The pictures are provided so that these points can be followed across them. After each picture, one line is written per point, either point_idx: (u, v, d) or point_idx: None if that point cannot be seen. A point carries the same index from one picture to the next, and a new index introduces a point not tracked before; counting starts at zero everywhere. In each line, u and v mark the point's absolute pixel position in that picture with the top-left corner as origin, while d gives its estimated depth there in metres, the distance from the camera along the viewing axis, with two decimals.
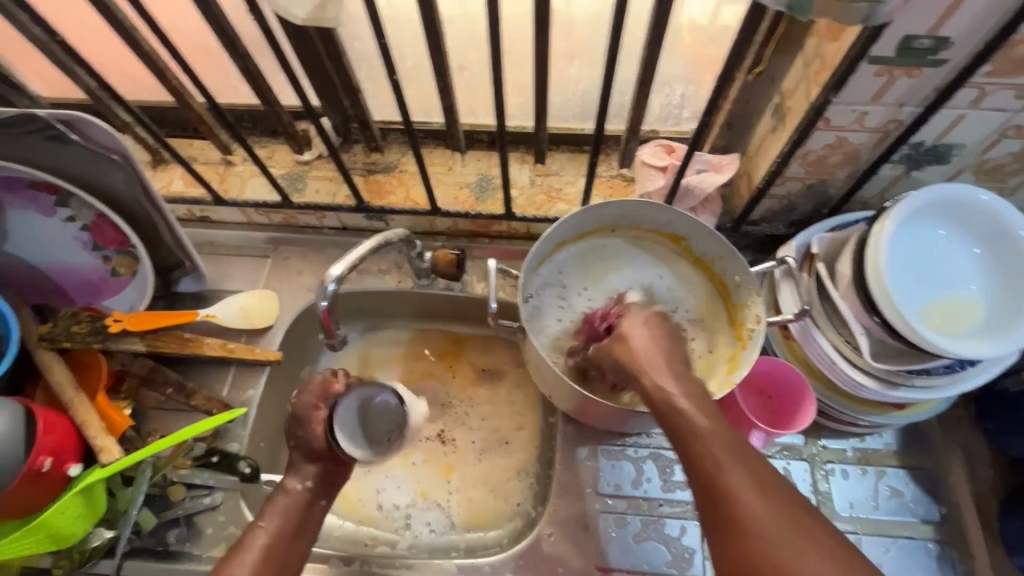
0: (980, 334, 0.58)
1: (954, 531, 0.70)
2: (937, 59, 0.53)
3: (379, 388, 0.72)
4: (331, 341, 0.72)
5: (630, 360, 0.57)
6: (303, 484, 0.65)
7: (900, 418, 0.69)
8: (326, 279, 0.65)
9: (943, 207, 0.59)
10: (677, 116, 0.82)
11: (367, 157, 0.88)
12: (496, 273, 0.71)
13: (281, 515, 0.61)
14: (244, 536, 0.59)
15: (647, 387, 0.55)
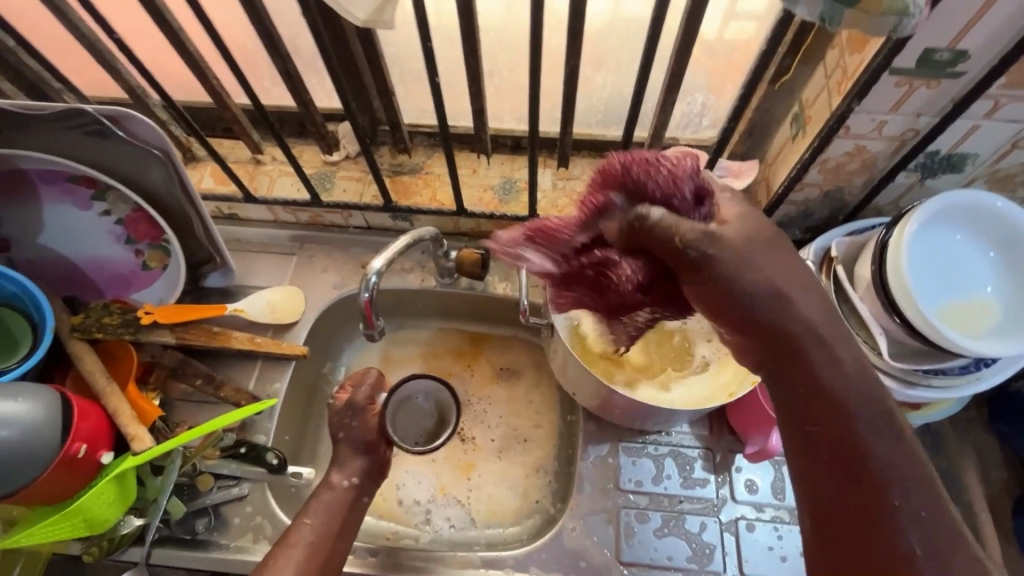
0: (996, 334, 0.60)
1: (968, 531, 0.72)
2: (955, 71, 0.56)
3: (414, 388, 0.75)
4: (371, 332, 0.72)
5: (785, 297, 0.44)
6: (349, 480, 0.68)
7: (916, 419, 0.71)
8: (368, 270, 0.67)
9: (959, 212, 0.62)
10: (696, 124, 0.85)
11: (394, 158, 0.90)
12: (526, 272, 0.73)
13: (326, 512, 0.65)
14: (290, 531, 0.62)
15: (800, 334, 0.43)
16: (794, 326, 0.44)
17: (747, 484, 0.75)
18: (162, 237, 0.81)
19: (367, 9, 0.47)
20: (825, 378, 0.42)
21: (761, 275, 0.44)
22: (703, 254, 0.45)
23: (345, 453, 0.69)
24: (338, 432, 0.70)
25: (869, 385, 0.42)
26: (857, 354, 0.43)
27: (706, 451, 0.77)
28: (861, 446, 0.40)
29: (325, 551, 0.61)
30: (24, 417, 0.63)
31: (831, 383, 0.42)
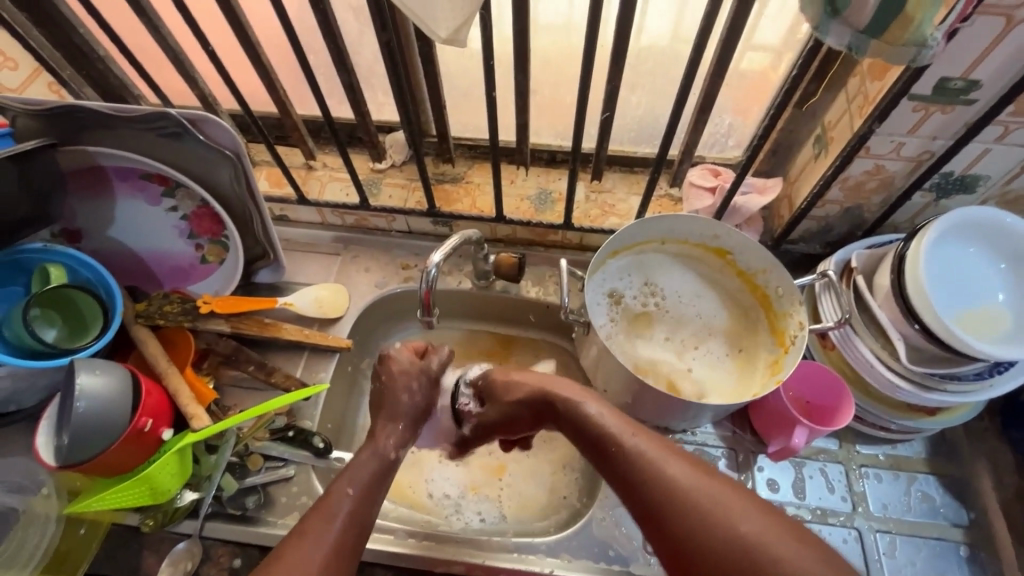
0: (1010, 342, 0.65)
1: (982, 535, 0.75)
2: (968, 99, 0.62)
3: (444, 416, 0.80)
4: (427, 320, 0.77)
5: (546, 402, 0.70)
6: (392, 448, 0.68)
7: (932, 423, 0.75)
8: (428, 264, 0.72)
9: (974, 227, 0.67)
10: (722, 143, 0.91)
11: (437, 168, 0.97)
12: (568, 271, 0.77)
13: (366, 475, 0.64)
14: (329, 493, 0.61)
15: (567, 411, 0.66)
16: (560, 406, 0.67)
17: (769, 483, 0.78)
18: (223, 233, 0.87)
19: (449, 27, 0.53)
20: (598, 433, 0.62)
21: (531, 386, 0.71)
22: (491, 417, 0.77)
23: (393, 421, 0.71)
24: (402, 394, 0.73)
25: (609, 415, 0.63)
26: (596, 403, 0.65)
27: (729, 450, 0.81)
28: (621, 455, 0.59)
29: (361, 513, 0.60)
30: (100, 392, 0.68)
31: (605, 434, 0.61)
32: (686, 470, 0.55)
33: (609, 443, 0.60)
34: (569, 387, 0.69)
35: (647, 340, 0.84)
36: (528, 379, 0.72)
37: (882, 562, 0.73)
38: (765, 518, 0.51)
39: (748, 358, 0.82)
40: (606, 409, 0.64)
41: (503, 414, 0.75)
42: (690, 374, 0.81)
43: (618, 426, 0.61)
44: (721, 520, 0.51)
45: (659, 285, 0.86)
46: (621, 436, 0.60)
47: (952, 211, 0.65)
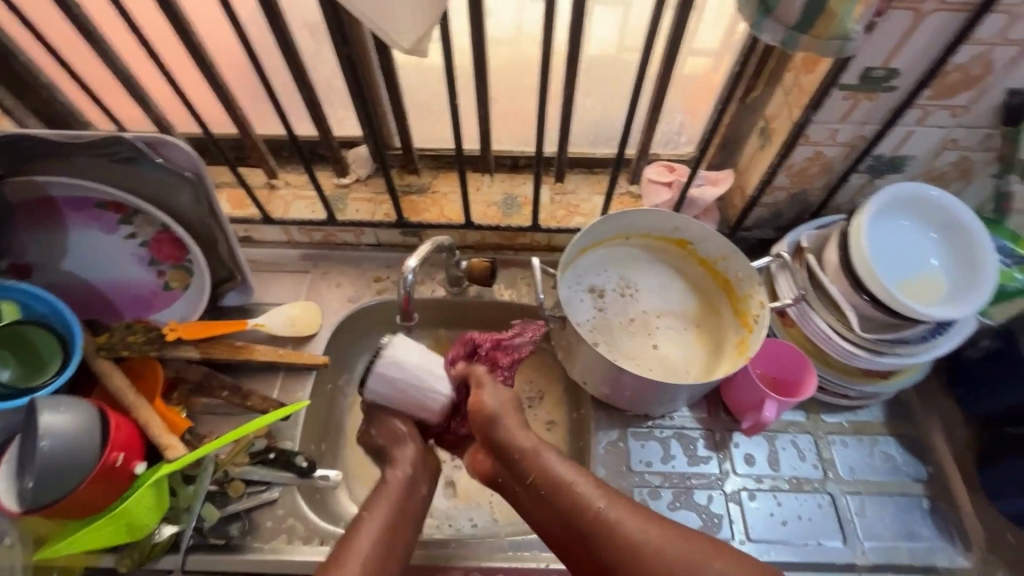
0: (949, 302, 0.70)
1: (941, 487, 0.80)
2: (890, 86, 0.68)
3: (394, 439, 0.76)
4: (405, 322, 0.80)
5: (500, 416, 0.70)
6: (404, 470, 0.73)
7: (887, 387, 0.81)
8: (406, 271, 0.73)
9: (905, 200, 0.72)
10: (676, 141, 0.96)
11: (403, 179, 0.98)
12: (540, 270, 0.79)
13: (387, 507, 0.69)
14: (350, 528, 0.67)
15: (529, 467, 0.68)
16: (522, 463, 0.68)
17: (746, 458, 0.82)
18: (186, 257, 0.85)
19: (411, 38, 0.55)
20: (559, 493, 0.66)
21: (499, 398, 0.71)
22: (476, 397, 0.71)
23: (398, 446, 0.75)
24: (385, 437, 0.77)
25: (559, 473, 0.67)
26: (551, 464, 0.68)
27: (706, 430, 0.84)
28: (587, 520, 0.64)
29: (387, 534, 0.67)
30: (63, 429, 0.64)
31: (567, 500, 0.65)
32: (654, 530, 0.63)
33: (571, 506, 0.65)
34: (528, 437, 0.70)
35: (619, 330, 0.86)
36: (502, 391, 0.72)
37: (856, 522, 0.78)
38: (713, 551, 0.62)
39: (717, 342, 0.86)
40: (563, 463, 0.68)
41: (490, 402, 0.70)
42: (663, 359, 0.85)
43: (573, 480, 0.66)
44: (669, 558, 0.61)
45: (627, 275, 0.90)
46: (589, 501, 0.65)
47: (886, 187, 0.70)
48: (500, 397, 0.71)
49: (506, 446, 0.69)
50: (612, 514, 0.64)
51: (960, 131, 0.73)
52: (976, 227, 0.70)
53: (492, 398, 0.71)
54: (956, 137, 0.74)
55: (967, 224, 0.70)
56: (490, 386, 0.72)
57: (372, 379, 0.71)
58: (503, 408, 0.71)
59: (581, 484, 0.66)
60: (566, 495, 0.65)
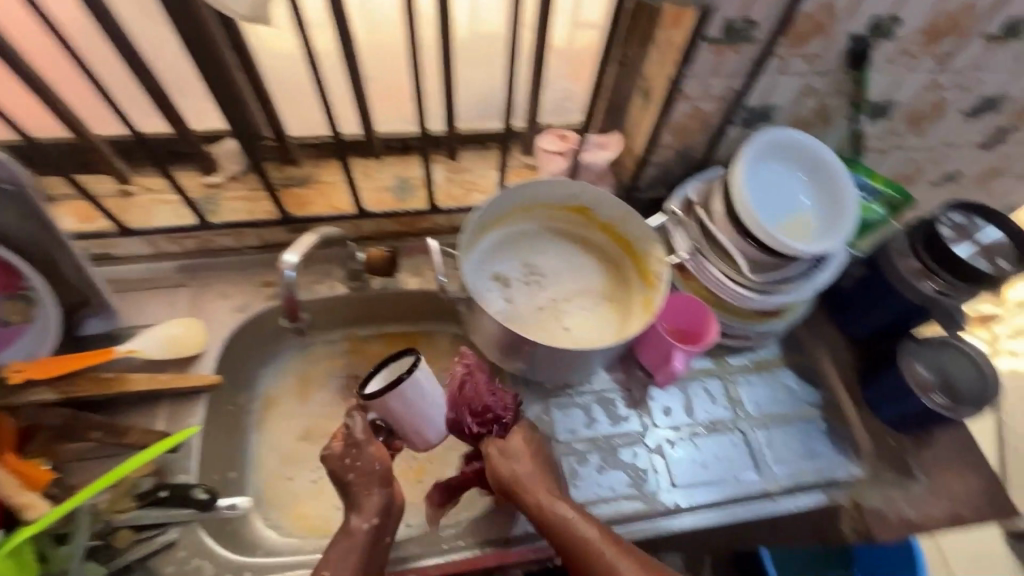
0: (821, 237, 0.75)
1: (835, 408, 0.87)
2: (750, 37, 0.71)
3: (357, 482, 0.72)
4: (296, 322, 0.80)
5: (517, 472, 0.72)
6: (370, 521, 0.69)
7: (779, 323, 0.87)
8: (284, 266, 0.71)
9: (774, 144, 0.75)
10: (566, 109, 0.93)
11: (281, 172, 0.90)
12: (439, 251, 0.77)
13: (352, 563, 0.66)
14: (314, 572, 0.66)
15: (540, 515, 0.69)
16: (538, 514, 0.70)
17: (663, 409, 0.85)
18: (23, 284, 0.73)
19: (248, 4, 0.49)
20: (571, 544, 0.67)
21: (518, 456, 0.73)
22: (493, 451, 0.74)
23: (363, 492, 0.71)
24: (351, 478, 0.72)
25: (570, 520, 0.68)
26: (566, 515, 0.69)
27: (624, 389, 0.86)
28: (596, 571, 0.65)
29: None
30: None
31: (571, 548, 0.67)
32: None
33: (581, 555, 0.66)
34: (545, 488, 0.71)
35: (528, 309, 0.86)
36: (525, 447, 0.75)
37: (766, 452, 0.83)
38: None
39: (625, 304, 0.88)
40: (574, 510, 0.69)
41: (507, 462, 0.73)
42: (575, 327, 0.85)
43: (585, 529, 0.67)
44: None
45: (532, 252, 0.90)
46: (601, 551, 0.66)
47: (756, 134, 0.72)
48: (523, 455, 0.74)
49: (523, 500, 0.71)
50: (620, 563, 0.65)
51: (816, 77, 0.79)
52: (842, 175, 0.74)
53: (508, 460, 0.73)
54: (812, 84, 0.80)
55: (835, 172, 0.75)
56: (507, 446, 0.74)
57: (397, 393, 0.72)
58: (523, 465, 0.73)
59: (585, 533, 0.67)
60: (570, 544, 0.67)
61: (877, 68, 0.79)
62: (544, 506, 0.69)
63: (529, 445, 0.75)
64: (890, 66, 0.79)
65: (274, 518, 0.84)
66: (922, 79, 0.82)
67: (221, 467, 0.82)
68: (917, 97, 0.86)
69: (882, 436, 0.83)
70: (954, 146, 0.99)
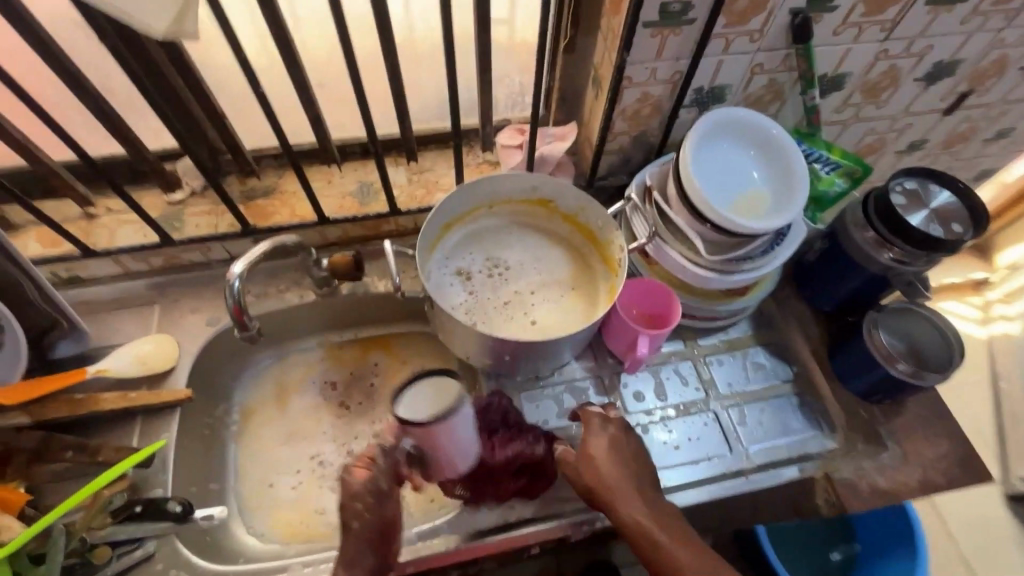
0: (774, 212, 0.74)
1: (807, 383, 0.87)
2: (689, 19, 0.71)
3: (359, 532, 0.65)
4: (246, 335, 0.75)
5: (593, 462, 0.70)
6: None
7: (746, 302, 0.87)
8: (229, 278, 0.69)
9: (722, 124, 0.75)
10: (521, 103, 0.95)
11: (243, 185, 0.91)
12: (394, 252, 0.75)
13: None
14: None
15: (614, 505, 0.67)
16: (611, 504, 0.67)
17: (635, 395, 0.85)
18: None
19: (164, 20, 0.50)
20: (645, 538, 0.65)
21: (599, 448, 0.71)
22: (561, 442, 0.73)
23: (358, 549, 0.65)
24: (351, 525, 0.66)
25: (646, 514, 0.66)
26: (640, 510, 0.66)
27: (595, 377, 0.86)
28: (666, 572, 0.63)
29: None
30: None
31: (640, 541, 0.65)
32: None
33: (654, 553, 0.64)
34: (623, 481, 0.68)
35: (492, 304, 0.86)
36: (610, 440, 0.72)
37: (739, 432, 0.83)
38: None
39: (591, 292, 0.88)
40: (648, 507, 0.67)
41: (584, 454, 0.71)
42: (540, 319, 0.86)
43: (657, 530, 0.65)
44: None
45: (497, 247, 0.91)
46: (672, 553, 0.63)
47: (700, 116, 0.72)
48: (604, 445, 0.71)
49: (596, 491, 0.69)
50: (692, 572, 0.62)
51: (762, 54, 0.79)
52: (795, 155, 0.74)
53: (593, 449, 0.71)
54: (760, 61, 0.80)
55: (788, 152, 0.74)
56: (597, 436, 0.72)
57: (446, 425, 0.64)
58: (602, 457, 0.70)
59: (657, 527, 0.65)
60: (641, 537, 0.65)
61: (823, 41, 0.79)
62: (618, 499, 0.67)
63: (618, 439, 0.72)
64: (836, 39, 0.79)
65: (256, 526, 0.85)
66: (871, 49, 0.83)
67: (200, 480, 0.83)
68: (869, 67, 0.86)
69: (854, 408, 0.83)
70: (915, 114, 0.99)
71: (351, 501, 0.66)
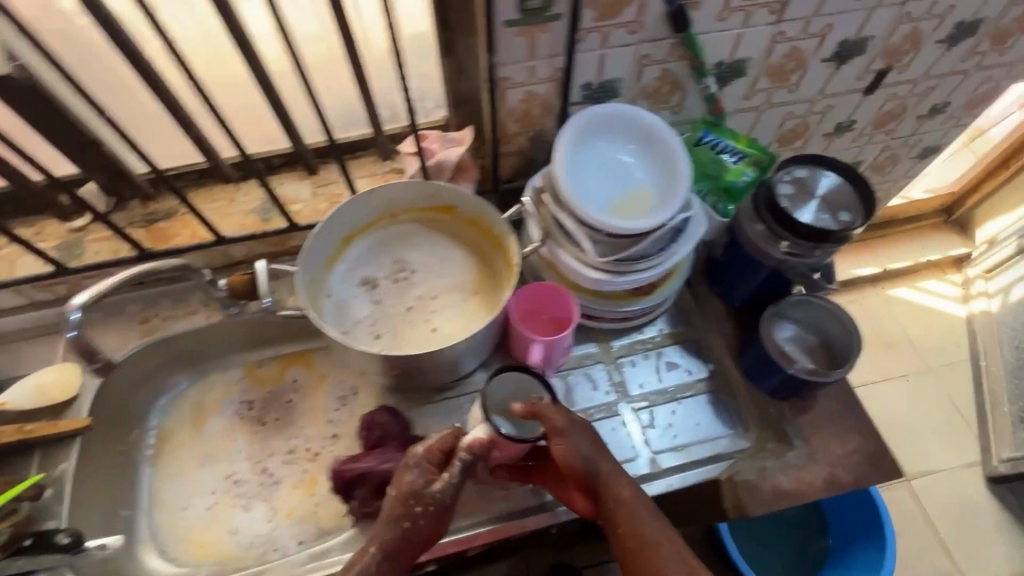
0: (654, 210, 0.72)
1: (721, 380, 0.84)
2: (554, 14, 0.68)
3: (414, 530, 0.66)
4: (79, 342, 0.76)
5: (587, 456, 0.69)
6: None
7: (652, 301, 0.84)
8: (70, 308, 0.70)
9: (599, 123, 0.74)
10: (424, 109, 0.94)
11: (145, 209, 0.91)
12: (264, 271, 0.78)
13: None
14: None
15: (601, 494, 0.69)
16: (599, 494, 0.69)
17: None
18: None
19: None
20: (627, 526, 0.67)
21: (587, 442, 0.70)
22: (555, 438, 0.69)
23: (404, 551, 0.66)
24: (400, 526, 0.65)
25: (635, 504, 0.68)
26: (627, 500, 0.68)
27: None
28: (648, 557, 0.66)
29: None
30: None
31: (625, 523, 0.67)
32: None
33: (634, 542, 0.66)
34: (608, 470, 0.70)
35: (393, 317, 0.84)
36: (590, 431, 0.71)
37: (648, 435, 0.80)
38: None
39: (495, 299, 0.86)
40: (632, 496, 0.69)
41: (580, 448, 0.69)
42: (441, 331, 0.84)
43: (643, 519, 0.67)
44: None
45: (401, 257, 0.89)
46: (656, 541, 0.66)
47: (571, 116, 0.71)
48: (589, 438, 0.71)
49: (588, 480, 0.69)
50: (671, 558, 0.66)
51: (647, 45, 0.76)
52: (677, 149, 0.73)
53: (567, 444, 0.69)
54: (647, 52, 0.77)
55: (670, 146, 0.73)
56: (568, 428, 0.70)
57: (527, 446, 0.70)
58: (589, 452, 0.70)
59: (638, 507, 0.68)
60: (626, 519, 0.67)
61: (709, 28, 0.76)
62: (607, 489, 0.69)
63: (586, 427, 0.71)
64: (723, 25, 0.76)
65: (169, 550, 0.84)
66: (765, 33, 0.79)
67: (109, 507, 0.83)
68: (768, 52, 0.83)
69: (764, 405, 0.81)
70: (833, 95, 0.96)
71: (413, 505, 0.66)
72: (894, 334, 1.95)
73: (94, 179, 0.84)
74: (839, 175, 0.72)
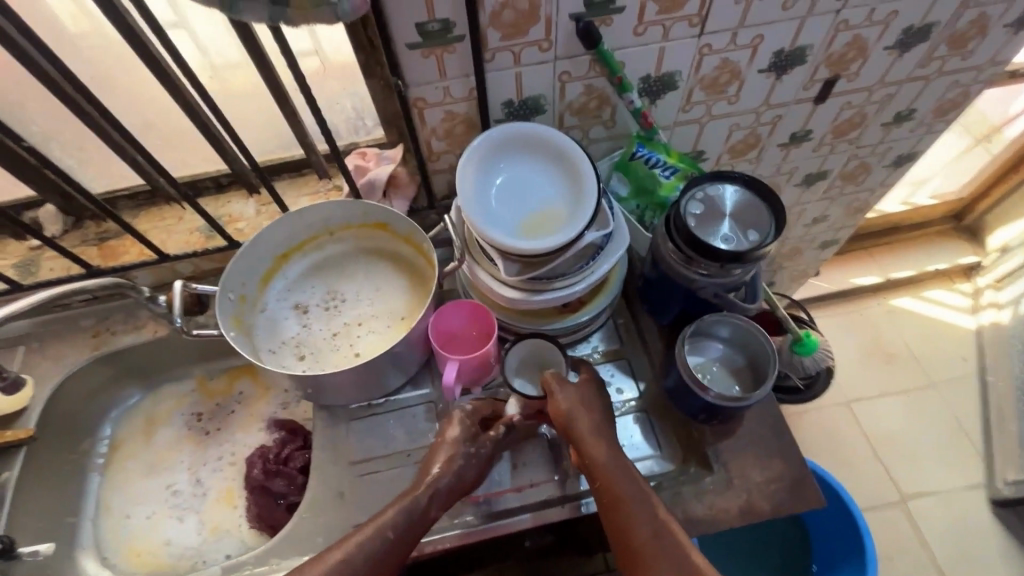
0: (560, 229, 0.72)
1: (650, 400, 0.82)
2: (456, 36, 0.69)
3: (460, 465, 0.71)
4: None
5: (583, 407, 0.73)
6: (435, 511, 0.70)
7: (581, 319, 0.81)
8: None
9: (509, 143, 0.76)
10: (363, 127, 0.95)
11: (99, 227, 0.95)
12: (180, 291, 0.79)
13: (387, 544, 0.66)
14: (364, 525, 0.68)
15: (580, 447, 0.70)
16: (579, 447, 0.70)
17: None
18: None
19: None
20: (598, 477, 0.68)
21: (584, 401, 0.74)
22: (554, 392, 0.74)
23: (449, 488, 0.71)
24: (450, 464, 0.71)
25: (613, 457, 0.69)
26: (606, 455, 0.70)
27: (429, 403, 0.84)
28: (620, 508, 0.66)
29: (374, 561, 0.65)
30: None
31: (604, 482, 0.68)
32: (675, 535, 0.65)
33: (608, 493, 0.67)
34: (592, 424, 0.71)
35: (323, 338, 0.86)
36: (594, 392, 0.76)
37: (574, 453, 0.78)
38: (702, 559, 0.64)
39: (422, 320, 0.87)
40: (608, 450, 0.70)
41: (582, 403, 0.74)
42: (367, 351, 0.85)
43: (617, 471, 0.68)
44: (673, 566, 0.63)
45: (337, 278, 0.91)
46: (628, 492, 0.67)
47: (475, 136, 0.73)
48: (582, 396, 0.74)
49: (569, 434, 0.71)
50: (642, 510, 0.66)
51: (563, 62, 0.75)
52: (589, 171, 0.74)
53: (570, 399, 0.73)
54: (566, 69, 0.76)
55: (582, 167, 0.74)
56: (568, 389, 0.74)
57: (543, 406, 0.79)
58: (578, 407, 0.73)
59: (619, 469, 0.69)
60: (605, 478, 0.68)
61: (625, 44, 0.75)
62: (585, 443, 0.70)
63: (590, 387, 0.75)
64: (640, 40, 0.75)
65: (109, 558, 0.87)
66: (690, 45, 0.77)
67: (52, 514, 0.86)
68: (697, 65, 0.81)
69: (687, 428, 0.78)
70: (780, 106, 0.93)
71: (462, 446, 0.73)
72: (894, 346, 1.86)
73: (50, 201, 0.89)
74: (735, 184, 0.72)
